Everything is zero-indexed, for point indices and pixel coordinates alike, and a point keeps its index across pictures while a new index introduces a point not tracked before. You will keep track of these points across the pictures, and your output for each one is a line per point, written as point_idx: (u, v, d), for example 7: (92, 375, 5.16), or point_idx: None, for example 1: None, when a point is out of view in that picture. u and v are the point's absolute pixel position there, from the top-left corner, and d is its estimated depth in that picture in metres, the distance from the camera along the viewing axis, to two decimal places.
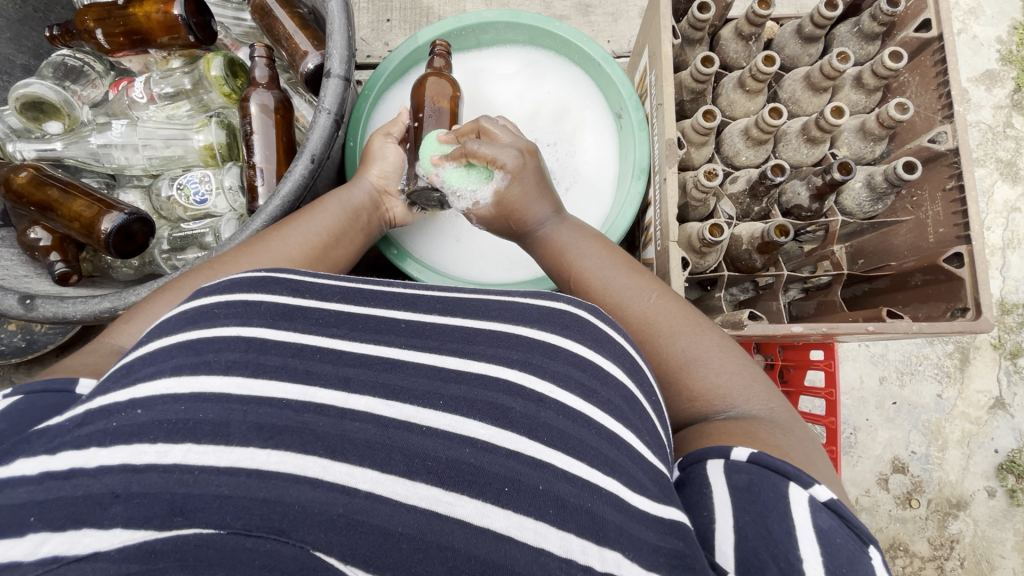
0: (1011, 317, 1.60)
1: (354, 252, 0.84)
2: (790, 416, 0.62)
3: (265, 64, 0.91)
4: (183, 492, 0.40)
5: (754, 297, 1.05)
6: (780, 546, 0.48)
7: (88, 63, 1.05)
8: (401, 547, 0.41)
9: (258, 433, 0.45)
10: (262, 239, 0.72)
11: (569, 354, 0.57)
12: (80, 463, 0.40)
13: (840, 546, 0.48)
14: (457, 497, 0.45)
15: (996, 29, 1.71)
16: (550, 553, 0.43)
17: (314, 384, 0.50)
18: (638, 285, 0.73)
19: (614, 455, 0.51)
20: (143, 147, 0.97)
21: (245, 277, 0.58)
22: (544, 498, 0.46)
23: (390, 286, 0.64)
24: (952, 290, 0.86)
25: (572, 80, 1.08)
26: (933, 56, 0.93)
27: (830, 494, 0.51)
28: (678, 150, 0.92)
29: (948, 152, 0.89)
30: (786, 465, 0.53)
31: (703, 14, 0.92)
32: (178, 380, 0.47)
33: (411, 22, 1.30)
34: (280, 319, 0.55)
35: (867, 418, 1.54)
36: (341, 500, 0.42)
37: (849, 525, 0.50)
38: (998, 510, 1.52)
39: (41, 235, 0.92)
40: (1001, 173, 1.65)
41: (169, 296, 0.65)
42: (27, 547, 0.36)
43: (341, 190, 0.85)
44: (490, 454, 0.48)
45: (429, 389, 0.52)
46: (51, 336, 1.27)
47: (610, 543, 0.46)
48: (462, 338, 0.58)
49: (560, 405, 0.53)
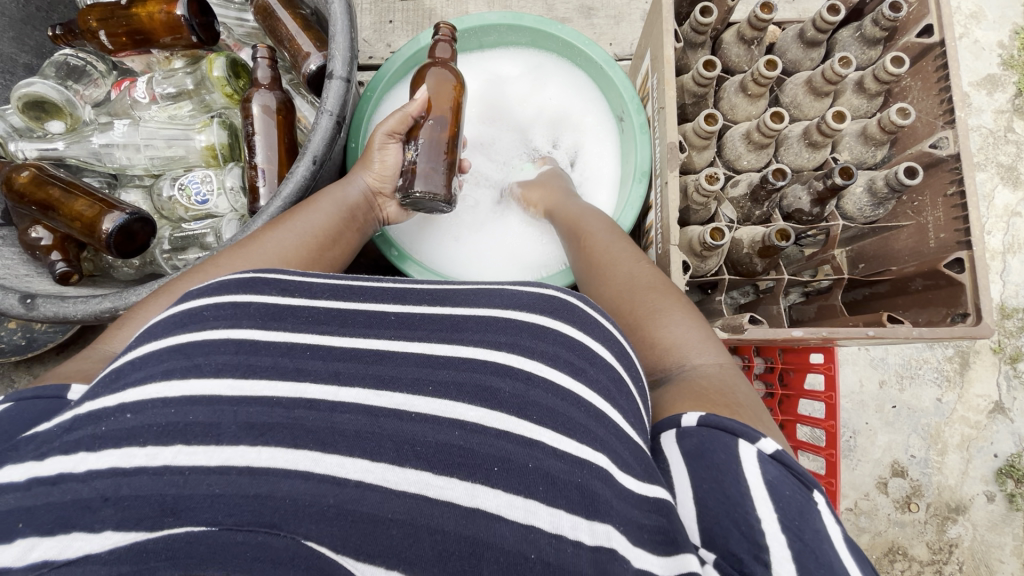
0: (1011, 321, 1.60)
1: (348, 252, 0.83)
2: (740, 378, 0.63)
3: (267, 65, 0.91)
4: (175, 493, 0.40)
5: (754, 300, 1.05)
6: (738, 508, 0.48)
7: (90, 62, 1.05)
8: (392, 533, 0.42)
9: (249, 431, 0.45)
10: (256, 240, 0.72)
11: (558, 334, 0.57)
12: (67, 469, 0.40)
13: (790, 498, 0.48)
14: (446, 480, 0.45)
15: (998, 34, 1.71)
16: (539, 530, 0.44)
17: (304, 380, 0.50)
18: (626, 250, 0.80)
19: (602, 433, 0.51)
20: (144, 147, 0.97)
21: (231, 278, 0.57)
22: (533, 475, 0.46)
23: (378, 282, 0.65)
24: (953, 294, 0.86)
25: (574, 84, 1.08)
26: (935, 61, 0.93)
27: (776, 446, 0.51)
28: (680, 153, 0.92)
29: (950, 158, 0.89)
30: (733, 423, 0.53)
31: (706, 18, 0.92)
32: (167, 384, 0.46)
33: (413, 23, 1.30)
34: (270, 319, 0.55)
35: (866, 422, 1.54)
36: (334, 491, 0.43)
37: (795, 474, 0.51)
38: (997, 514, 1.52)
39: (43, 234, 0.92)
40: (1002, 177, 1.65)
41: (164, 301, 0.65)
42: (16, 552, 0.36)
43: (335, 186, 0.84)
44: (479, 434, 0.48)
45: (417, 375, 0.52)
46: (51, 335, 1.27)
47: (600, 517, 0.46)
48: (450, 326, 0.58)
49: (549, 384, 0.53)
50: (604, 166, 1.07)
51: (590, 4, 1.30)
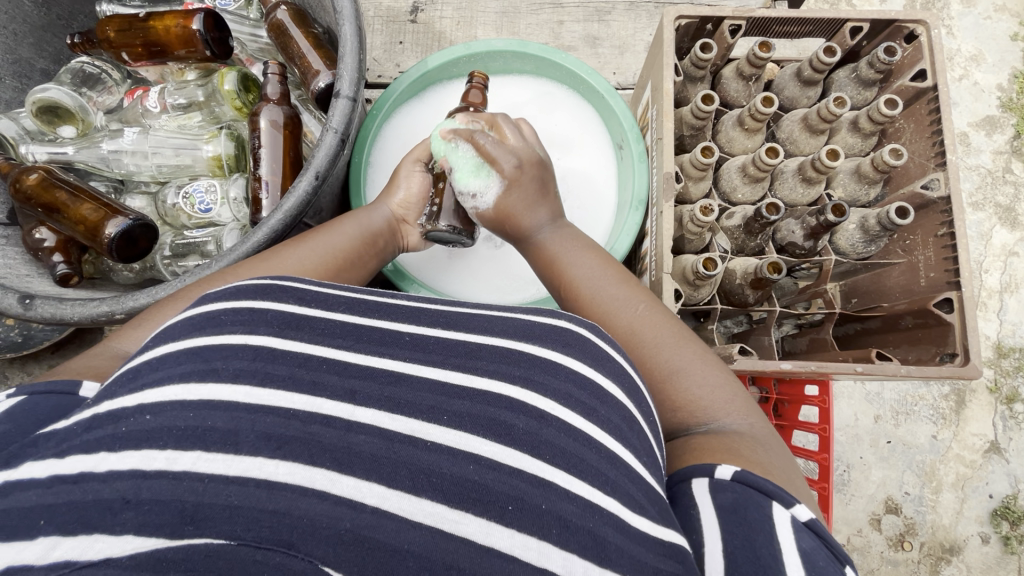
0: (1008, 360, 1.60)
1: (364, 275, 0.82)
2: (767, 434, 0.64)
3: (277, 81, 0.94)
4: (193, 501, 0.40)
5: (746, 330, 1.04)
6: (767, 570, 0.48)
7: (105, 70, 1.08)
8: (408, 564, 0.42)
9: (267, 442, 0.46)
10: (279, 254, 0.72)
11: (570, 371, 0.57)
12: (89, 468, 0.41)
13: (823, 568, 0.49)
14: (462, 515, 0.46)
15: (997, 77, 1.75)
16: (552, 574, 0.44)
17: (319, 394, 0.51)
18: (625, 295, 0.74)
19: (613, 475, 0.52)
20: (152, 155, 0.99)
21: (248, 284, 0.58)
22: (546, 518, 0.47)
23: (390, 296, 0.65)
24: (942, 334, 0.87)
25: (578, 111, 1.10)
26: (927, 104, 0.95)
27: (811, 514, 0.52)
28: (676, 184, 0.93)
29: (940, 200, 0.90)
30: (768, 484, 0.54)
31: (705, 54, 0.95)
32: (186, 387, 0.48)
33: (422, 45, 1.33)
34: (288, 328, 0.56)
35: (861, 456, 1.53)
36: (349, 514, 0.43)
37: (827, 546, 0.51)
38: (992, 556, 1.50)
39: (46, 235, 0.93)
40: (1000, 218, 1.66)
41: (177, 305, 0.66)
42: (37, 551, 0.36)
43: (359, 211, 0.84)
44: (494, 471, 0.49)
45: (432, 404, 0.53)
46: (48, 333, 1.29)
47: (610, 564, 0.46)
48: (465, 353, 0.59)
49: (561, 422, 0.53)
50: (603, 192, 1.08)
51: (596, 34, 1.33)
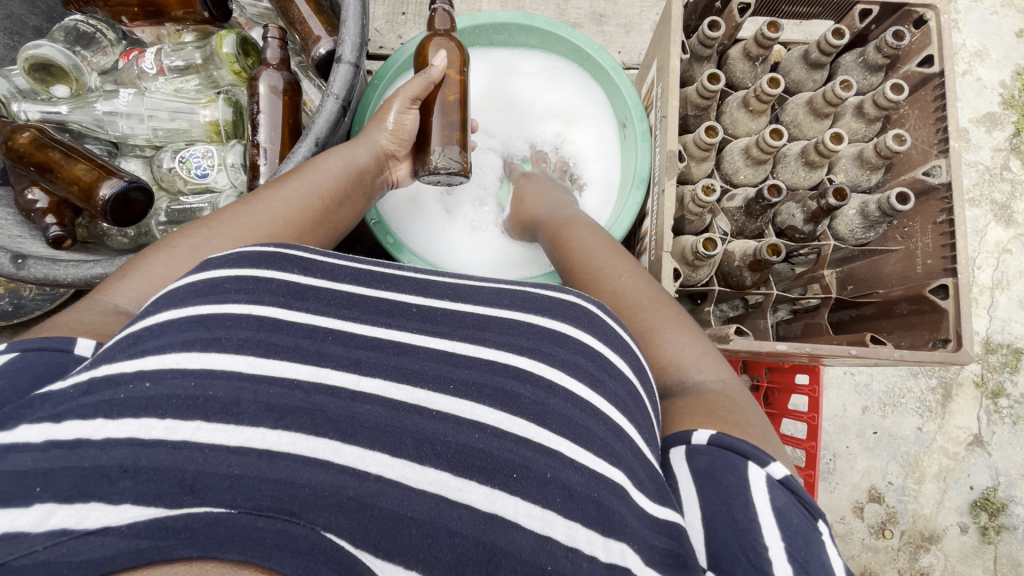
0: (995, 356, 1.62)
1: (352, 215, 0.83)
2: (743, 394, 0.63)
3: (276, 45, 0.91)
4: (193, 470, 0.40)
5: (742, 313, 1.06)
6: (745, 534, 0.48)
7: (101, 30, 1.05)
8: (411, 532, 0.42)
9: (270, 413, 0.45)
10: (261, 196, 0.71)
11: (577, 342, 0.57)
12: (85, 434, 0.41)
13: (797, 526, 0.48)
14: (466, 483, 0.45)
15: (1000, 73, 1.74)
16: (556, 542, 0.44)
17: (325, 365, 0.51)
18: (614, 260, 0.77)
19: (618, 447, 0.51)
20: (148, 118, 0.97)
21: (252, 251, 0.57)
22: (550, 486, 0.46)
23: (400, 270, 0.65)
24: (936, 320, 0.88)
25: (583, 88, 1.09)
26: (933, 91, 0.95)
27: (786, 472, 0.51)
28: (678, 163, 0.93)
29: (940, 186, 0.90)
30: (741, 443, 0.53)
31: (713, 32, 0.93)
32: (188, 355, 0.47)
33: (425, 17, 1.31)
34: (293, 298, 0.56)
35: (847, 445, 1.55)
36: (353, 483, 0.43)
37: (802, 502, 0.51)
38: (969, 546, 1.54)
39: (39, 196, 0.92)
40: (995, 215, 1.67)
41: (168, 257, 0.64)
42: (34, 518, 0.36)
43: (344, 148, 0.82)
44: (499, 439, 0.49)
45: (440, 372, 0.53)
46: (39, 303, 1.27)
47: (615, 534, 0.46)
48: (473, 324, 0.59)
49: (567, 393, 0.53)
50: (604, 172, 1.09)
51: (601, 12, 1.31)
